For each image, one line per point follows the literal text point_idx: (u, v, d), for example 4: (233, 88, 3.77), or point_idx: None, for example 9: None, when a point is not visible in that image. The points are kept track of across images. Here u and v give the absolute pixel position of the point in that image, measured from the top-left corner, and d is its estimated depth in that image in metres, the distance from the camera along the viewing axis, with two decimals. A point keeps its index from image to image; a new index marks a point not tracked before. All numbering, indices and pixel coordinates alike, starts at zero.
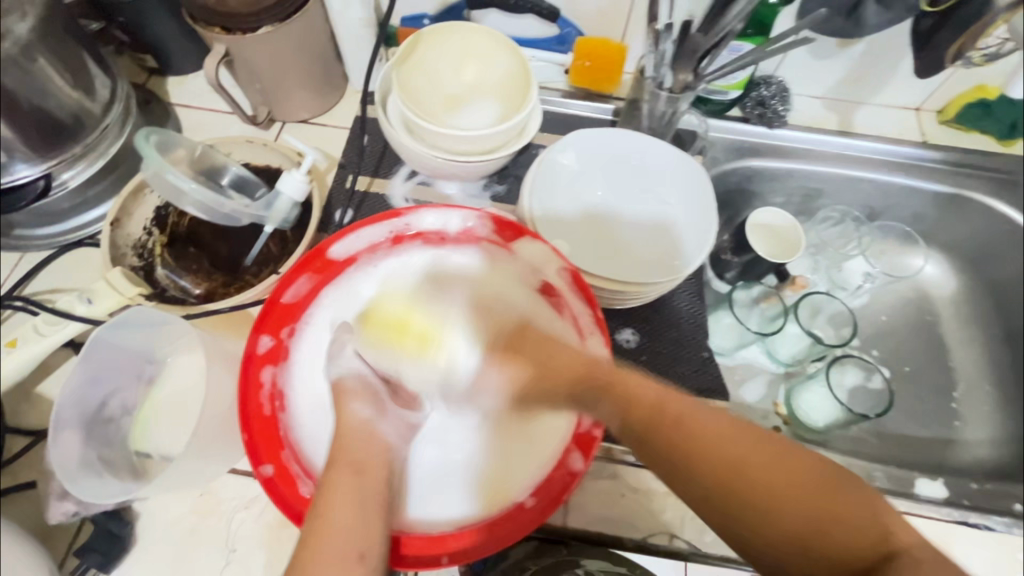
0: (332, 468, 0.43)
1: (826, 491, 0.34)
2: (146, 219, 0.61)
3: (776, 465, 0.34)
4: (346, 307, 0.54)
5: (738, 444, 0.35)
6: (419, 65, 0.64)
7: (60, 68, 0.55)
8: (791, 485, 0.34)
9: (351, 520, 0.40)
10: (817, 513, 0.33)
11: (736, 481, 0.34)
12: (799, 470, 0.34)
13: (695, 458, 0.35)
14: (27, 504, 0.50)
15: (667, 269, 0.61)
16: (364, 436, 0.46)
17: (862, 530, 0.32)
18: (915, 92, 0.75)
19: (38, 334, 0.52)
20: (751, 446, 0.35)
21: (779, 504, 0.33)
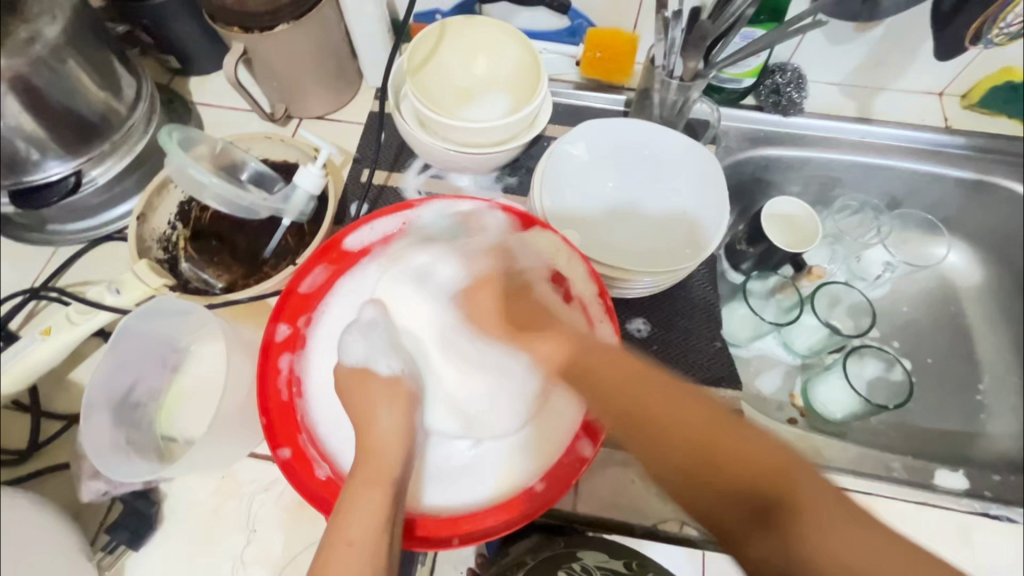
0: (361, 471, 0.44)
1: (700, 423, 0.33)
2: (171, 214, 0.63)
3: (659, 396, 0.35)
4: (374, 289, 0.55)
5: (627, 385, 0.36)
6: (433, 61, 0.65)
7: (87, 69, 0.57)
8: (666, 413, 0.34)
9: (371, 529, 0.41)
10: (689, 439, 0.33)
11: (625, 412, 0.36)
12: (682, 403, 0.34)
13: (597, 391, 0.38)
14: (61, 484, 0.52)
15: (678, 257, 0.61)
16: (390, 435, 0.47)
17: (739, 458, 0.31)
18: (939, 76, 0.73)
19: (69, 324, 0.54)
20: (619, 387, 0.36)
21: (654, 432, 0.34)
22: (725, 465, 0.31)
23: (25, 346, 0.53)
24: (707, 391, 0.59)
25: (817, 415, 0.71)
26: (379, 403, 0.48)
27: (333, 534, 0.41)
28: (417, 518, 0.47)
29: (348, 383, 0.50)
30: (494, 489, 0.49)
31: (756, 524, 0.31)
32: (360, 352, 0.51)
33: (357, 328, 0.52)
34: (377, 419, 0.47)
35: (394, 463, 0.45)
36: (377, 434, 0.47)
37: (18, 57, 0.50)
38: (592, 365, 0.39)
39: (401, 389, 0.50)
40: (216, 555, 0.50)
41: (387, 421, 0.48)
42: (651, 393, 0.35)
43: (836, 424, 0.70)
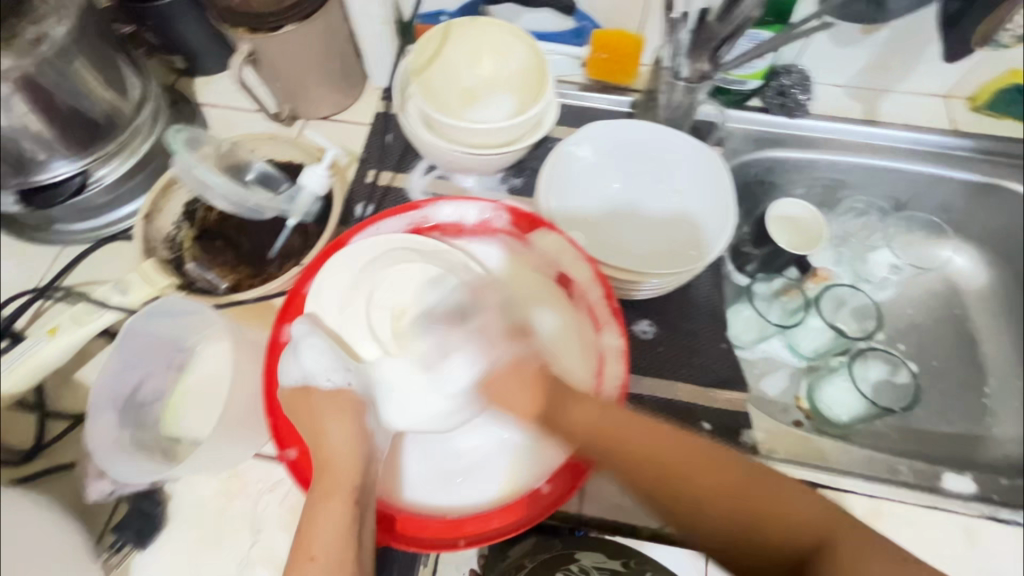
0: (320, 487, 0.44)
1: (757, 497, 0.40)
2: (177, 214, 0.63)
3: (721, 475, 0.40)
4: (341, 291, 0.51)
5: (691, 470, 0.40)
6: (440, 62, 0.65)
7: (94, 69, 0.57)
8: (733, 490, 0.40)
9: (334, 543, 0.42)
10: (753, 511, 0.40)
11: (692, 498, 0.40)
12: (736, 477, 0.40)
13: (652, 479, 0.40)
14: (65, 485, 0.52)
15: (683, 261, 0.61)
16: (342, 445, 0.45)
17: (794, 520, 0.40)
18: (945, 78, 0.73)
19: (76, 323, 0.54)
20: (683, 470, 0.40)
21: (723, 508, 0.40)
22: (780, 529, 0.39)
23: (32, 345, 0.53)
24: (713, 393, 0.59)
25: (822, 417, 0.71)
26: (324, 417, 0.46)
27: (299, 552, 0.42)
28: (397, 512, 0.48)
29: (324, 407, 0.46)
30: (500, 490, 0.49)
31: (792, 570, 0.40)
32: (298, 370, 0.47)
33: (313, 333, 0.48)
34: (327, 436, 0.45)
35: (351, 474, 0.45)
36: (330, 450, 0.45)
37: (26, 57, 0.50)
38: (619, 434, 0.42)
39: (346, 401, 0.47)
40: (221, 555, 0.49)
41: (342, 432, 0.46)
42: (708, 475, 0.40)
43: (841, 427, 0.70)
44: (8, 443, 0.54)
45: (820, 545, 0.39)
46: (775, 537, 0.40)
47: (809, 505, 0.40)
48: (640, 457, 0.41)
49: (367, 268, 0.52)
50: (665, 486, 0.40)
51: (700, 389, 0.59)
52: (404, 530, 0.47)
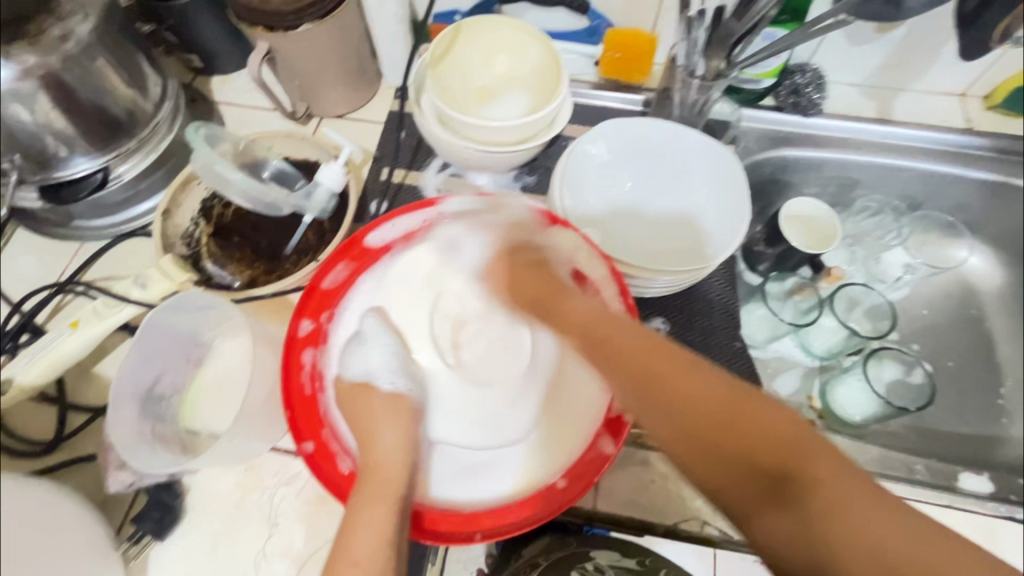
0: (369, 486, 0.44)
1: (735, 403, 0.33)
2: (193, 211, 0.64)
3: (685, 375, 0.35)
4: (394, 295, 0.57)
5: (670, 364, 0.35)
6: (453, 60, 0.66)
7: (116, 67, 0.58)
8: (690, 391, 0.34)
9: (377, 548, 0.40)
10: (725, 417, 0.33)
11: (660, 390, 0.35)
12: (712, 382, 0.34)
13: (623, 369, 0.37)
14: (85, 476, 0.53)
15: (696, 259, 0.62)
16: (394, 447, 0.46)
17: (772, 436, 0.32)
18: (961, 77, 0.73)
19: (98, 316, 0.55)
20: (646, 363, 0.36)
21: (682, 406, 0.34)
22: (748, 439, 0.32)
23: (54, 337, 0.53)
24: None
25: (835, 417, 0.70)
26: (380, 422, 0.48)
27: (338, 556, 0.40)
28: (427, 512, 0.47)
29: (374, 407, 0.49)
30: (515, 486, 0.50)
31: (764, 498, 0.32)
32: (362, 367, 0.51)
33: (374, 334, 0.53)
34: (377, 437, 0.47)
35: (399, 479, 0.45)
36: (381, 452, 0.46)
37: (52, 54, 0.51)
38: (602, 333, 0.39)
39: (403, 407, 0.50)
40: (239, 547, 0.50)
41: (393, 435, 0.47)
42: (670, 367, 0.35)
43: (855, 427, 0.69)
44: (29, 435, 0.55)
45: (801, 479, 0.31)
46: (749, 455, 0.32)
47: (790, 425, 0.33)
48: (615, 347, 0.38)
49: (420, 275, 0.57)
50: (637, 377, 0.36)
51: None
52: (427, 516, 0.47)
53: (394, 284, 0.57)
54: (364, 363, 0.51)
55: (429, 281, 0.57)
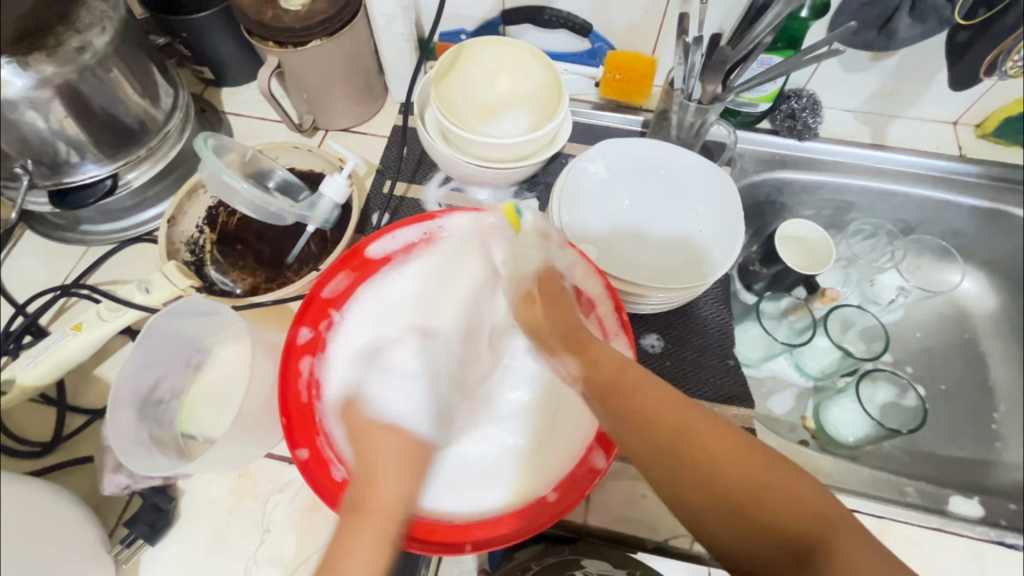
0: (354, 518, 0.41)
1: (759, 475, 0.37)
2: (198, 219, 0.66)
3: (709, 441, 0.39)
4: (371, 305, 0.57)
5: (703, 437, 0.39)
6: (456, 78, 0.67)
7: (129, 77, 0.60)
8: (724, 465, 0.38)
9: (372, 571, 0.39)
10: (747, 481, 0.37)
11: (705, 466, 0.38)
12: (726, 448, 0.39)
13: (648, 442, 0.40)
14: (80, 478, 0.53)
15: (693, 275, 0.62)
16: (394, 483, 0.43)
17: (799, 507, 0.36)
18: (953, 106, 0.74)
19: (101, 319, 0.55)
20: (672, 430, 0.40)
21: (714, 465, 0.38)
22: (775, 506, 0.36)
23: (57, 340, 0.54)
24: (720, 409, 0.59)
25: (828, 437, 0.71)
26: (381, 463, 0.44)
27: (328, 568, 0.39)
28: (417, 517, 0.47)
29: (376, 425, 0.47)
30: (509, 497, 0.50)
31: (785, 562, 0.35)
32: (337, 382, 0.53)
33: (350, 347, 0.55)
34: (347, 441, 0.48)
35: (393, 509, 0.42)
36: (376, 486, 0.43)
37: (68, 65, 0.53)
38: (628, 389, 0.42)
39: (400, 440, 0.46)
40: (229, 553, 0.50)
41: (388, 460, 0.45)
42: (684, 420, 0.40)
43: (848, 448, 0.70)
44: (28, 436, 0.55)
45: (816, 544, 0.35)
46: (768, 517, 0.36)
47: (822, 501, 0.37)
48: (645, 414, 0.41)
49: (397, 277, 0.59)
50: (670, 456, 0.39)
51: (707, 404, 0.59)
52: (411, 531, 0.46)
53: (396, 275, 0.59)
54: (360, 375, 0.53)
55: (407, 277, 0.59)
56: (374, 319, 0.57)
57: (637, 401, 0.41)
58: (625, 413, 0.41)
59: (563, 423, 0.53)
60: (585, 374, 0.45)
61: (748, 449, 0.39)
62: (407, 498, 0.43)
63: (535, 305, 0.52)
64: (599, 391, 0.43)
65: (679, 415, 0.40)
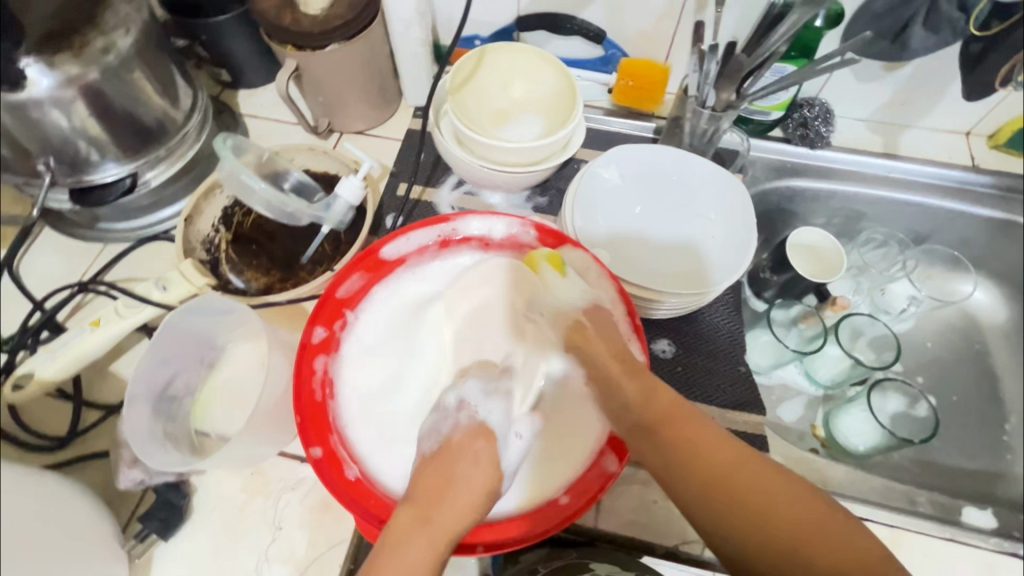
0: (410, 513, 0.43)
1: (814, 527, 0.39)
2: (215, 218, 0.66)
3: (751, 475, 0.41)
4: (385, 310, 0.58)
5: (765, 490, 0.41)
6: (471, 85, 0.68)
7: (150, 78, 0.61)
8: (780, 513, 0.40)
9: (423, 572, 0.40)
10: (789, 519, 0.39)
11: (765, 517, 0.40)
12: (765, 481, 0.41)
13: (702, 483, 0.41)
14: (95, 473, 0.54)
15: (705, 281, 0.61)
16: (468, 497, 0.45)
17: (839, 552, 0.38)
18: (966, 116, 0.74)
19: (119, 316, 0.56)
20: (721, 469, 0.42)
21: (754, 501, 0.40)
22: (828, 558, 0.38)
23: (76, 335, 0.54)
24: (731, 415, 0.59)
25: (838, 446, 0.71)
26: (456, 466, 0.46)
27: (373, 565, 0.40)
28: None
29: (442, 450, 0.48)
30: (519, 500, 0.50)
31: None
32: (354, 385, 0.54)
33: (364, 351, 0.55)
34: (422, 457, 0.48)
35: (459, 523, 0.43)
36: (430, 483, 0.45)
37: (91, 64, 0.53)
38: (680, 417, 0.45)
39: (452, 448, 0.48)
40: (241, 550, 0.50)
41: (468, 480, 0.45)
42: (728, 455, 0.42)
43: (858, 457, 0.70)
44: (44, 430, 0.56)
45: None
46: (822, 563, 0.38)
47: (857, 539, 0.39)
48: (703, 457, 0.42)
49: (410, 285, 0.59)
50: (732, 506, 0.40)
51: (719, 411, 0.59)
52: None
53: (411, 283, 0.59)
54: (374, 374, 0.54)
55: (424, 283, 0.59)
56: (390, 326, 0.57)
57: (703, 449, 0.43)
58: (688, 460, 0.43)
59: (573, 419, 0.53)
60: (640, 402, 0.45)
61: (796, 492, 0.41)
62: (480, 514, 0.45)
63: (588, 337, 0.50)
64: (655, 422, 0.45)
65: (745, 469, 0.41)
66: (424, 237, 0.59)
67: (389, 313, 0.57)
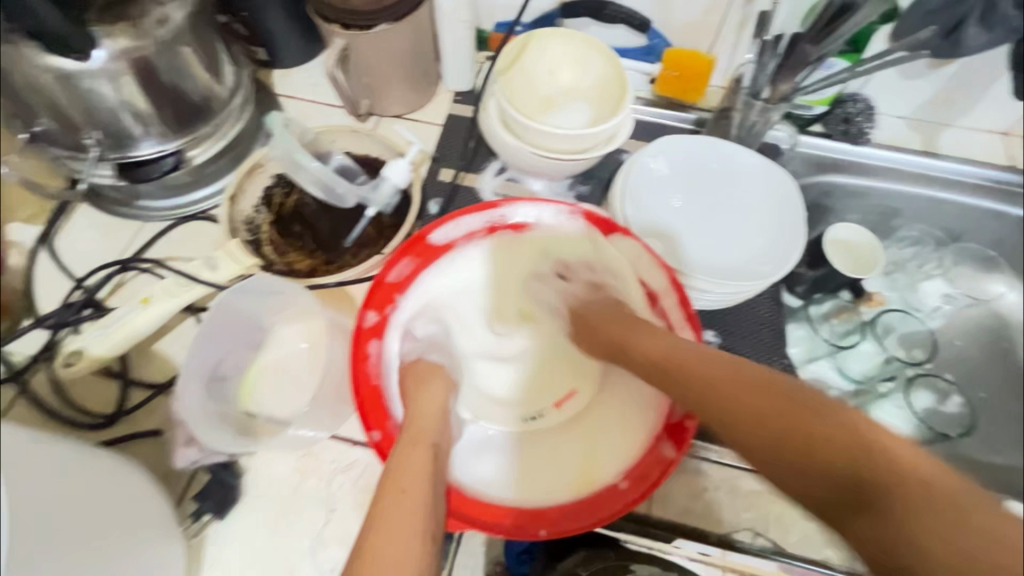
0: (410, 440, 0.47)
1: (805, 413, 0.39)
2: (256, 199, 0.65)
3: (698, 367, 0.46)
4: (433, 292, 0.59)
5: (708, 368, 0.45)
6: (519, 69, 0.67)
7: (198, 54, 0.59)
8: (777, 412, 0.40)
9: (424, 483, 0.44)
10: (734, 397, 0.42)
11: (710, 392, 0.44)
12: (717, 371, 0.45)
13: (670, 372, 0.47)
14: (145, 451, 0.53)
15: (755, 273, 0.61)
16: (435, 410, 0.51)
17: (798, 424, 0.38)
18: (1008, 116, 0.75)
19: (170, 294, 0.55)
20: (674, 367, 0.47)
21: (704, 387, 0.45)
22: (822, 438, 0.37)
23: (126, 312, 0.54)
24: None
25: None
26: (415, 391, 0.52)
27: (390, 486, 0.43)
28: (470, 498, 0.50)
29: (404, 374, 0.54)
30: (576, 488, 0.51)
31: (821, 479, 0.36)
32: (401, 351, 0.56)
33: (406, 326, 0.57)
34: (419, 403, 0.51)
35: (428, 437, 0.48)
36: (420, 413, 0.50)
37: (145, 39, 0.53)
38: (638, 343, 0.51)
39: (421, 369, 0.55)
40: (295, 530, 0.50)
41: (430, 395, 0.52)
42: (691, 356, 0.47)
43: None
44: (92, 408, 0.55)
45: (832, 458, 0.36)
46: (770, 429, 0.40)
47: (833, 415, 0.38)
48: (665, 366, 0.48)
49: (448, 267, 0.60)
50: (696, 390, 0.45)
51: None
52: (460, 507, 0.48)
53: (453, 268, 0.60)
54: (415, 345, 0.57)
55: (466, 268, 0.60)
56: (432, 306, 0.60)
57: (696, 364, 0.46)
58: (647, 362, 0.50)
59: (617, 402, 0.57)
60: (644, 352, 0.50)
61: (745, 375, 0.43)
62: (441, 444, 0.49)
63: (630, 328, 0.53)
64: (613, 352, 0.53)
65: (714, 364, 0.45)
66: (469, 222, 0.58)
67: (426, 293, 0.59)
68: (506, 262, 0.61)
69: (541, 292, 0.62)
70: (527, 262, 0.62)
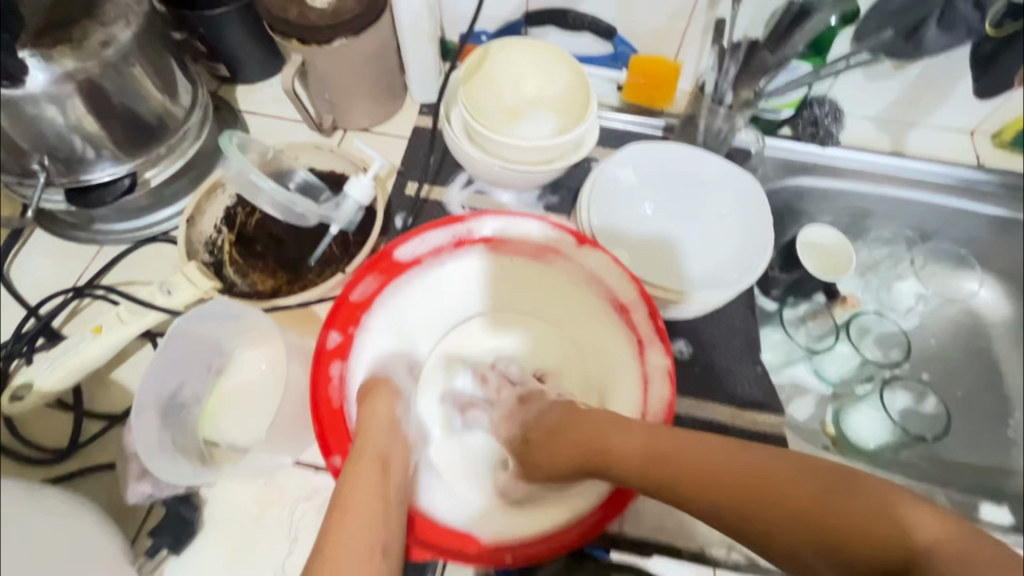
0: (355, 457, 0.49)
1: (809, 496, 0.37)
2: (216, 219, 0.64)
3: (680, 462, 0.42)
4: (396, 307, 0.57)
5: (702, 465, 0.41)
6: (483, 80, 0.66)
7: (150, 74, 0.58)
8: (797, 500, 0.38)
9: (369, 501, 0.47)
10: (739, 499, 0.39)
11: (705, 488, 0.40)
12: (715, 462, 0.41)
13: (654, 471, 0.43)
14: (101, 486, 0.51)
15: (724, 282, 0.60)
16: (387, 422, 0.52)
17: (840, 516, 0.36)
18: (973, 115, 0.75)
19: (121, 321, 0.53)
20: (651, 459, 0.43)
21: (703, 486, 0.41)
22: (848, 528, 0.35)
23: (77, 342, 0.52)
24: (748, 414, 0.59)
25: (848, 443, 0.72)
26: (369, 402, 0.52)
27: (337, 504, 0.47)
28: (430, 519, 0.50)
29: (364, 392, 0.53)
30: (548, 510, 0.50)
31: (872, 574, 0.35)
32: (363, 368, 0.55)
33: (371, 341, 0.56)
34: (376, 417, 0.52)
35: (377, 455, 0.49)
36: (370, 423, 0.51)
37: (91, 59, 0.51)
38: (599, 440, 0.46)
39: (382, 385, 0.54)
40: (257, 563, 0.49)
41: (377, 410, 0.52)
42: (684, 447, 0.43)
43: (868, 453, 0.72)
44: (45, 442, 0.54)
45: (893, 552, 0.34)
46: (782, 519, 0.38)
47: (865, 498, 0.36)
48: (658, 460, 0.43)
49: (411, 284, 0.57)
50: (693, 490, 0.41)
51: (736, 410, 0.59)
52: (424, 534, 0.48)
53: (415, 285, 0.58)
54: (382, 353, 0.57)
55: (434, 283, 0.59)
56: (395, 325, 0.58)
57: (684, 460, 0.42)
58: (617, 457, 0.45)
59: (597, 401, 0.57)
60: (612, 450, 0.45)
61: (737, 466, 0.40)
62: (388, 460, 0.50)
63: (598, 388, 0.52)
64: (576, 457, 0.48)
65: (708, 455, 0.42)
66: (438, 238, 0.57)
67: (388, 309, 0.57)
68: (469, 277, 0.60)
69: (507, 302, 0.61)
70: (493, 278, 0.60)
